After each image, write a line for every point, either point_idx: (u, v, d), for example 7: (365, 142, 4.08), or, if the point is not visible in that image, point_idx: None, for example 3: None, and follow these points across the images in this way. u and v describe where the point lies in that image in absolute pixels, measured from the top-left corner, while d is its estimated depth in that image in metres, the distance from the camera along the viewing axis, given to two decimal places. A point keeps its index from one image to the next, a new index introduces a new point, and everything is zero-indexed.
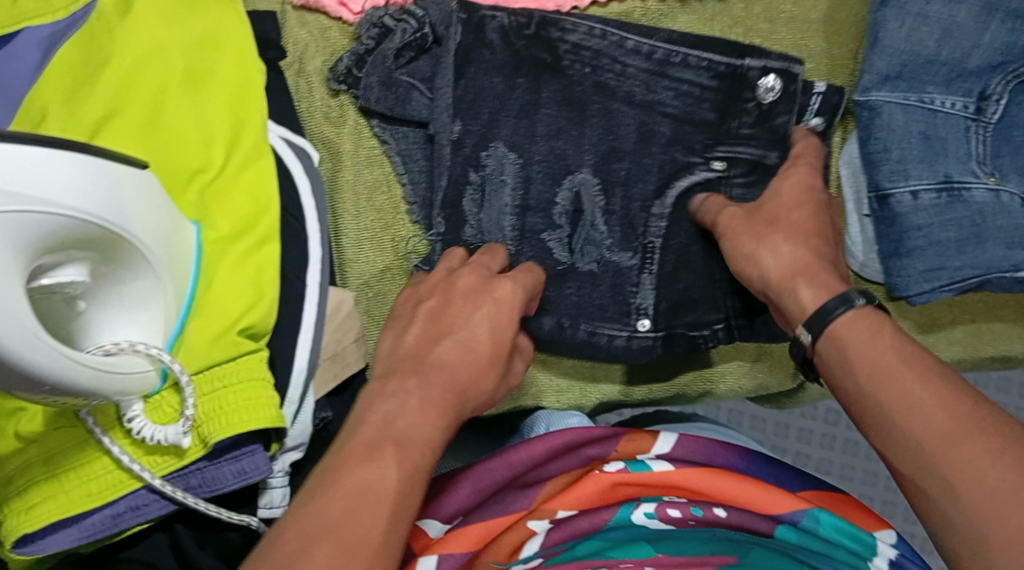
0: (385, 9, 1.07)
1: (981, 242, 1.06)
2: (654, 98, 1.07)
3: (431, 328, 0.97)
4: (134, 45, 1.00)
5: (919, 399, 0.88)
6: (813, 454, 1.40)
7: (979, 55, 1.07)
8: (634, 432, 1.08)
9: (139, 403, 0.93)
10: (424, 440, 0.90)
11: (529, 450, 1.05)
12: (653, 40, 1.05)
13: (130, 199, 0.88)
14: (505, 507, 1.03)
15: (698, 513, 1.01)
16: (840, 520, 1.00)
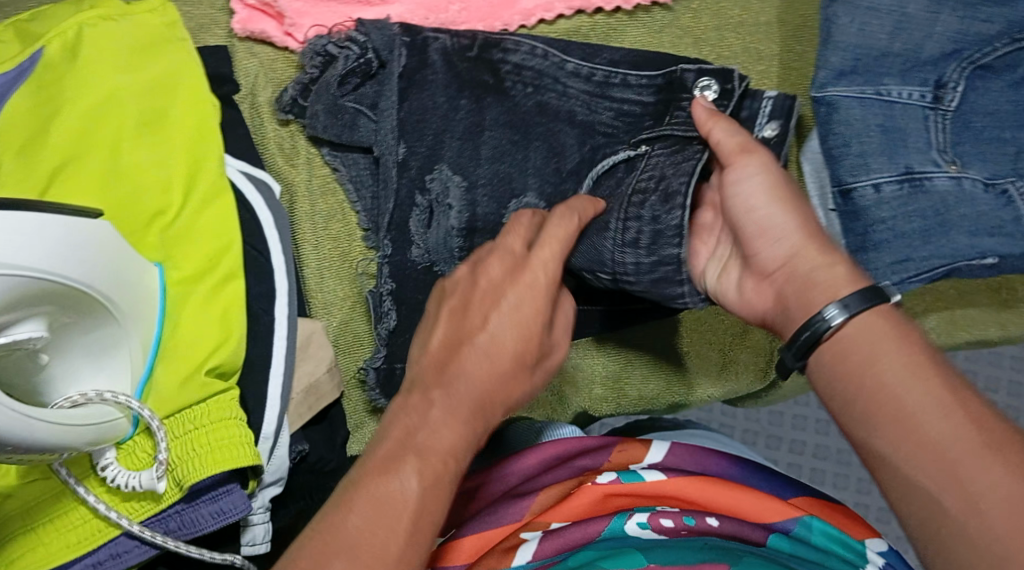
0: (328, 37, 1.07)
1: (946, 232, 1.06)
2: (595, 118, 1.08)
3: (457, 330, 0.91)
4: (85, 92, 1.00)
5: (930, 405, 0.84)
6: (809, 440, 1.40)
7: (932, 44, 1.07)
8: (626, 441, 1.05)
9: (112, 450, 0.94)
10: (447, 447, 0.87)
11: (521, 463, 1.04)
12: (593, 63, 1.08)
13: (86, 250, 0.88)
14: (496, 519, 1.00)
15: (691, 522, 0.98)
16: (833, 527, 0.97)
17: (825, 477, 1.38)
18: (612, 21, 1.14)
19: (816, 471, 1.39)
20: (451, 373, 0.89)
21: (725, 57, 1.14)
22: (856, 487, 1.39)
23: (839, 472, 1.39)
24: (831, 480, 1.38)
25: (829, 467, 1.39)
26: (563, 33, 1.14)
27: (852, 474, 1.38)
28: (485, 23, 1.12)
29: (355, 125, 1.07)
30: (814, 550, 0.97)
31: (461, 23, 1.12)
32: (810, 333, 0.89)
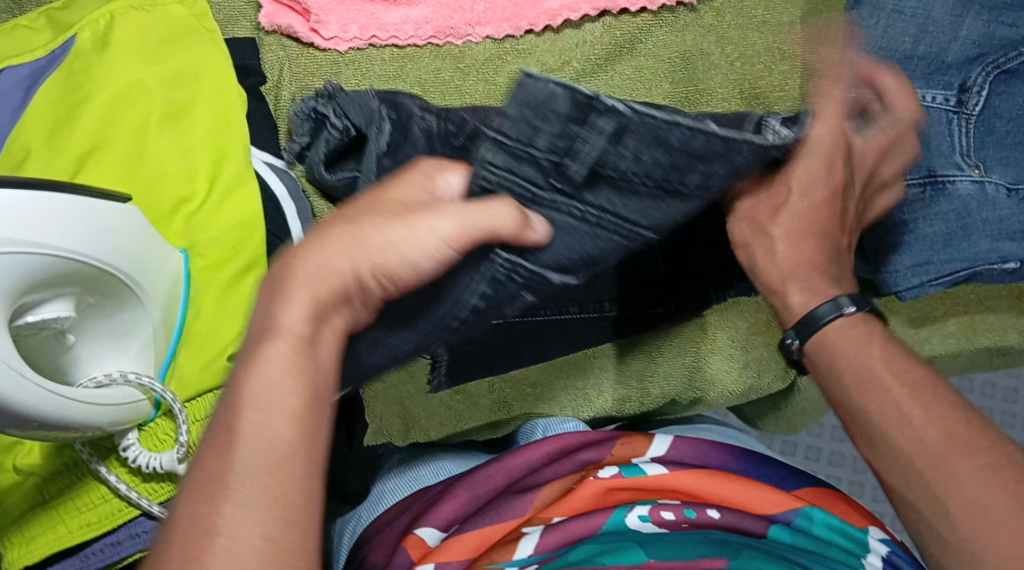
0: (316, 98, 1.04)
1: (969, 236, 1.06)
2: (586, 158, 0.82)
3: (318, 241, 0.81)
4: (115, 81, 1.02)
5: (912, 413, 0.87)
6: (825, 447, 1.39)
7: (956, 48, 1.07)
8: (629, 436, 1.06)
9: (134, 432, 0.95)
10: (296, 331, 0.77)
11: (525, 456, 1.04)
12: (577, 88, 0.79)
13: (115, 233, 0.90)
14: (500, 513, 1.01)
15: (691, 515, 0.99)
16: (833, 515, 0.99)
17: (841, 484, 1.38)
18: (638, 21, 1.15)
19: (832, 478, 1.38)
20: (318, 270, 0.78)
21: (748, 56, 1.14)
22: (872, 494, 1.38)
23: (854, 479, 1.38)
24: (846, 488, 1.38)
25: (845, 474, 1.38)
26: (585, 35, 1.15)
27: (867, 482, 1.38)
28: (511, 24, 1.14)
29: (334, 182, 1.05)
30: (815, 539, 0.99)
31: (487, 24, 1.14)
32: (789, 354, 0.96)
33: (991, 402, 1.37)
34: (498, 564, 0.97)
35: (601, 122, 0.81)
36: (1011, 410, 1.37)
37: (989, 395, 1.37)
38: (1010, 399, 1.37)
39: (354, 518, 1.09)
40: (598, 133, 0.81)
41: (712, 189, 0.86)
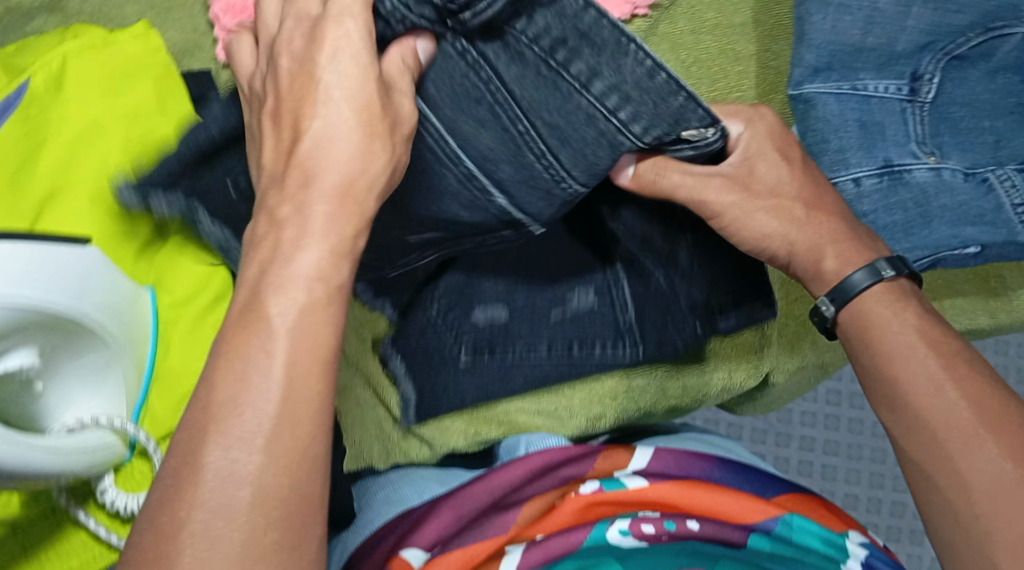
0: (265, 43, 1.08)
1: (929, 223, 1.06)
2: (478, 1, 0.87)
3: (282, 136, 0.88)
4: (70, 124, 1.01)
5: (921, 393, 0.92)
6: (819, 437, 1.39)
7: (905, 37, 1.08)
8: (610, 449, 1.07)
9: (109, 475, 0.95)
10: (312, 271, 0.83)
11: (506, 474, 1.04)
12: None
13: (77, 278, 0.89)
14: (483, 532, 1.01)
15: (672, 527, 0.99)
16: (811, 522, 1.01)
17: (837, 473, 1.38)
18: None
19: (828, 467, 1.38)
20: (306, 178, 0.86)
21: (703, 60, 1.15)
22: (869, 481, 1.38)
23: (850, 467, 1.38)
24: (843, 475, 1.38)
25: (840, 462, 1.38)
26: None
27: (864, 469, 1.38)
28: None
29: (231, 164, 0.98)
30: (794, 547, 1.00)
31: None
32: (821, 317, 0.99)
33: None
34: None
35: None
36: None
37: None
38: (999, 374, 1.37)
39: (341, 541, 1.08)
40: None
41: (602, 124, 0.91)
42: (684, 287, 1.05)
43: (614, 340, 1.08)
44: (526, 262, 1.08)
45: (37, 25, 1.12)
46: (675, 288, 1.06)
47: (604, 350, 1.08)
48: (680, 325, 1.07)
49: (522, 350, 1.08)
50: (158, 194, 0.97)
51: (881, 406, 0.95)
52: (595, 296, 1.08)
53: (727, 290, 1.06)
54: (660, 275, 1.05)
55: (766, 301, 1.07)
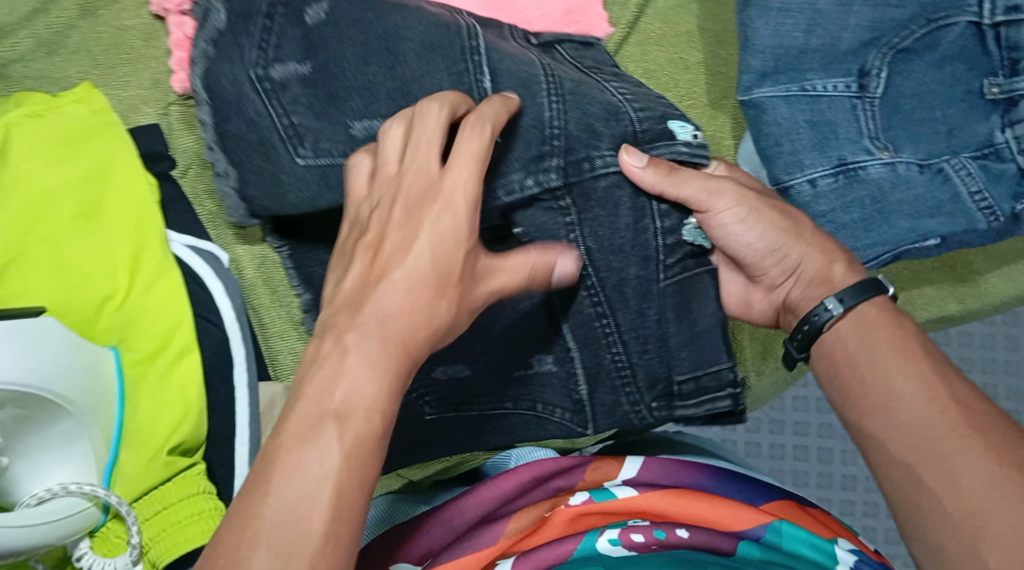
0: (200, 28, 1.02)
1: (887, 218, 1.06)
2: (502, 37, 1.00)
3: (372, 267, 0.89)
4: (19, 193, 1.01)
5: (899, 395, 0.91)
6: (813, 421, 1.36)
7: (848, 36, 1.07)
8: (601, 460, 1.06)
9: (85, 540, 0.96)
10: (365, 403, 0.84)
11: (497, 488, 1.03)
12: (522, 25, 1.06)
13: (29, 352, 0.90)
14: (472, 545, 0.99)
15: (661, 536, 0.98)
16: (801, 529, 0.98)
17: (833, 455, 1.35)
18: None
19: (824, 450, 1.35)
20: (364, 312, 0.87)
21: (652, 71, 1.15)
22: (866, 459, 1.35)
23: (846, 448, 1.35)
24: (839, 458, 1.35)
25: (836, 444, 1.35)
26: None
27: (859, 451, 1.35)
28: None
29: (257, 165, 1.01)
30: (784, 554, 0.98)
31: None
32: (810, 327, 0.97)
33: (968, 351, 1.36)
34: None
35: (576, 35, 1.06)
36: (991, 357, 1.36)
37: (966, 345, 1.36)
38: (987, 345, 1.36)
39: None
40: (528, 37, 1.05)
41: (598, 127, 0.98)
42: (644, 364, 1.03)
43: (573, 414, 1.06)
44: (486, 344, 1.05)
45: None
46: (633, 364, 1.03)
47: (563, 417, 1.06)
48: (636, 404, 1.04)
49: (491, 415, 1.07)
50: (219, 147, 1.03)
51: (861, 409, 0.93)
52: (554, 363, 1.05)
53: (686, 369, 1.03)
54: (624, 345, 1.03)
55: (729, 388, 1.03)
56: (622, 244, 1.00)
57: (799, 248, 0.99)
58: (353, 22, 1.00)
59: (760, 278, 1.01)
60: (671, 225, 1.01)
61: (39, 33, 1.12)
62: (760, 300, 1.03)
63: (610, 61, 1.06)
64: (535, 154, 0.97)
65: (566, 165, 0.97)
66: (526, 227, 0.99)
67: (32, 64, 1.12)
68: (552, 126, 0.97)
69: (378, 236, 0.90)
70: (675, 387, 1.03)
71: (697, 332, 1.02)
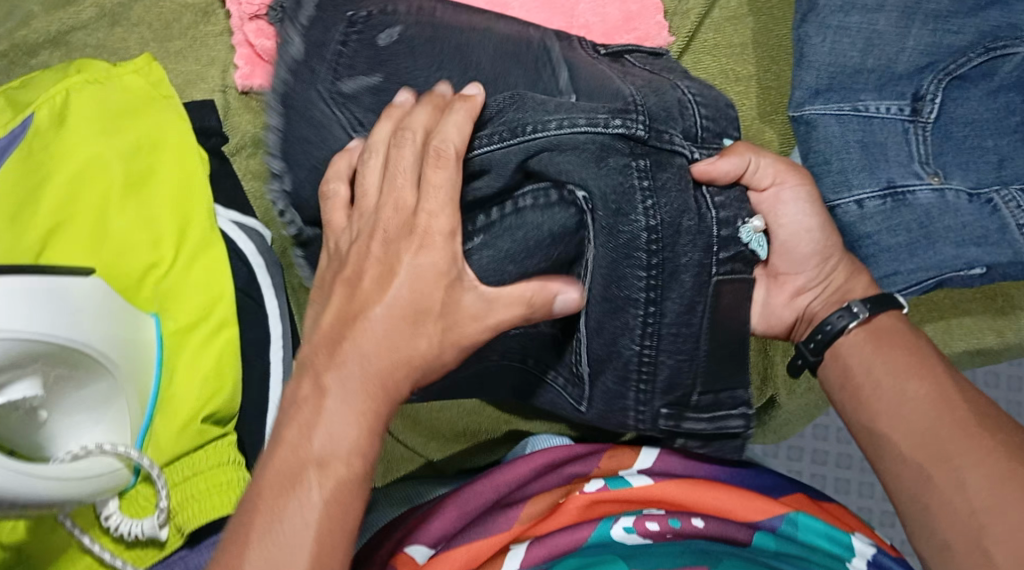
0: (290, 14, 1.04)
1: (932, 244, 1.06)
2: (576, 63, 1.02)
3: (350, 305, 0.88)
4: (75, 157, 1.03)
5: (910, 396, 0.92)
6: (832, 450, 1.33)
7: (905, 58, 1.08)
8: (615, 448, 1.06)
9: (115, 501, 0.97)
10: (346, 446, 0.84)
11: (512, 471, 1.04)
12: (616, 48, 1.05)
13: (77, 309, 0.91)
14: (486, 530, 1.00)
15: (676, 525, 0.98)
16: (816, 519, 0.98)
17: (851, 488, 1.32)
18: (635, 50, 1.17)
19: (841, 482, 1.32)
20: (342, 351, 0.86)
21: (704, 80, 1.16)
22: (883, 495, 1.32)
23: (864, 480, 1.32)
24: (857, 492, 1.32)
25: (854, 476, 1.32)
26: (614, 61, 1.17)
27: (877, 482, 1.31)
28: None
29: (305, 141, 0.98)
30: (798, 545, 0.98)
31: None
32: (824, 334, 0.97)
33: None
34: None
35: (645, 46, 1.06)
36: None
37: None
38: None
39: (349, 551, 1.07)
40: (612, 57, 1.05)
41: (676, 114, 0.96)
42: (669, 364, 0.97)
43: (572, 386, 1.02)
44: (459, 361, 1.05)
45: (42, 59, 1.15)
46: (657, 360, 0.97)
47: (562, 386, 1.03)
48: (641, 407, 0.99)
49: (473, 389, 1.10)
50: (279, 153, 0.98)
51: (873, 416, 0.93)
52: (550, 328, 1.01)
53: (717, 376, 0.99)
54: (657, 338, 0.96)
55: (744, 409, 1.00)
56: (686, 225, 0.94)
57: (840, 258, 1.01)
58: (426, 45, 1.00)
59: (787, 279, 1.02)
60: (726, 217, 0.97)
61: (103, 3, 1.16)
62: (783, 303, 1.02)
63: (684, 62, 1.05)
64: (622, 107, 0.93)
65: (652, 126, 0.93)
66: (591, 190, 0.93)
67: (93, 33, 1.16)
68: (633, 98, 0.95)
69: (357, 270, 0.89)
70: (693, 398, 0.99)
71: (728, 335, 0.98)
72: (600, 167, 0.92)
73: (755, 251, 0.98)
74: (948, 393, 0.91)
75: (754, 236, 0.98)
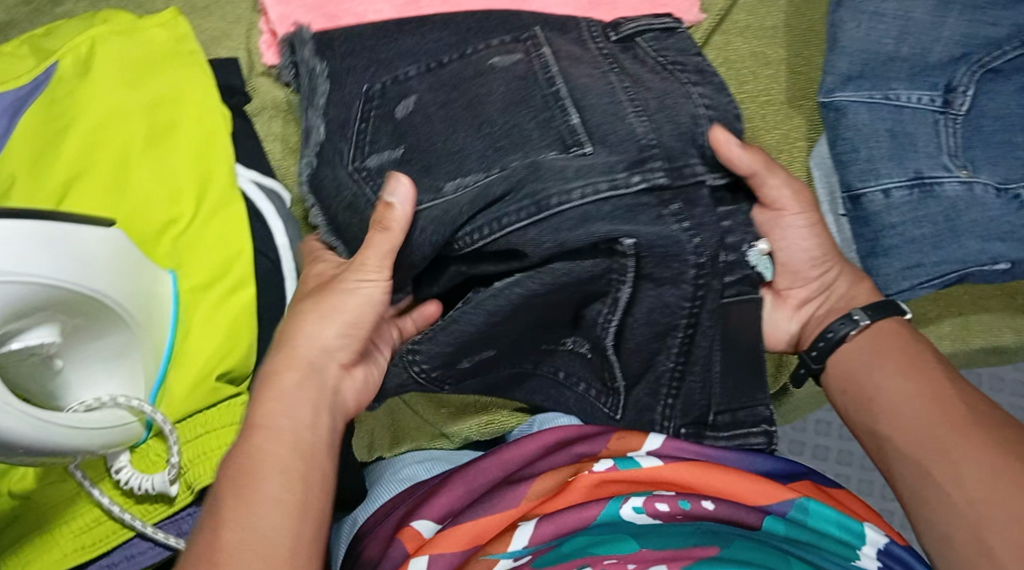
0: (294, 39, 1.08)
1: (957, 237, 1.05)
2: (586, 57, 1.01)
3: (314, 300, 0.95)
4: (97, 109, 1.02)
5: (905, 401, 0.93)
6: (833, 445, 1.32)
7: (939, 49, 1.07)
8: (624, 430, 1.04)
9: (126, 454, 0.97)
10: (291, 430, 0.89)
11: (520, 449, 1.04)
12: (632, 23, 1.03)
13: (98, 259, 0.91)
14: (495, 505, 1.00)
15: (686, 506, 0.97)
16: (828, 507, 0.97)
17: (849, 484, 1.31)
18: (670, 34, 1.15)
19: (840, 477, 1.31)
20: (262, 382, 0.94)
21: (733, 62, 1.15)
22: (882, 493, 1.30)
23: (864, 478, 1.31)
24: (856, 487, 1.30)
25: (854, 473, 1.31)
26: None
27: (876, 481, 1.31)
28: None
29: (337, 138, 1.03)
30: (809, 531, 0.97)
31: None
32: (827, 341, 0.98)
33: None
34: (493, 555, 0.96)
35: (657, 22, 1.04)
36: None
37: None
38: None
39: (352, 520, 1.08)
40: (634, 39, 1.03)
41: (692, 131, 0.98)
42: (693, 381, 1.02)
43: (598, 391, 1.06)
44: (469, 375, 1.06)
45: (68, 9, 1.14)
46: (684, 374, 1.02)
47: (593, 396, 1.06)
48: (667, 414, 1.03)
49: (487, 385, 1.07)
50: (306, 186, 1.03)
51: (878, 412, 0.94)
52: (590, 350, 1.04)
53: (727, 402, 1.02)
54: (687, 356, 1.01)
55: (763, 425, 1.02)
56: (710, 244, 0.96)
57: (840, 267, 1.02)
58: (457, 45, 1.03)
59: (791, 294, 1.04)
60: (735, 242, 0.99)
61: None
62: (786, 317, 1.04)
63: (694, 49, 1.02)
64: (637, 157, 0.96)
65: (670, 169, 0.96)
66: (640, 237, 0.95)
67: None
68: (647, 138, 0.96)
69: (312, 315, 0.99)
70: (711, 416, 1.03)
71: (743, 361, 1.01)
72: (635, 224, 0.95)
73: (761, 273, 1.01)
74: (945, 396, 0.92)
75: (760, 258, 1.00)
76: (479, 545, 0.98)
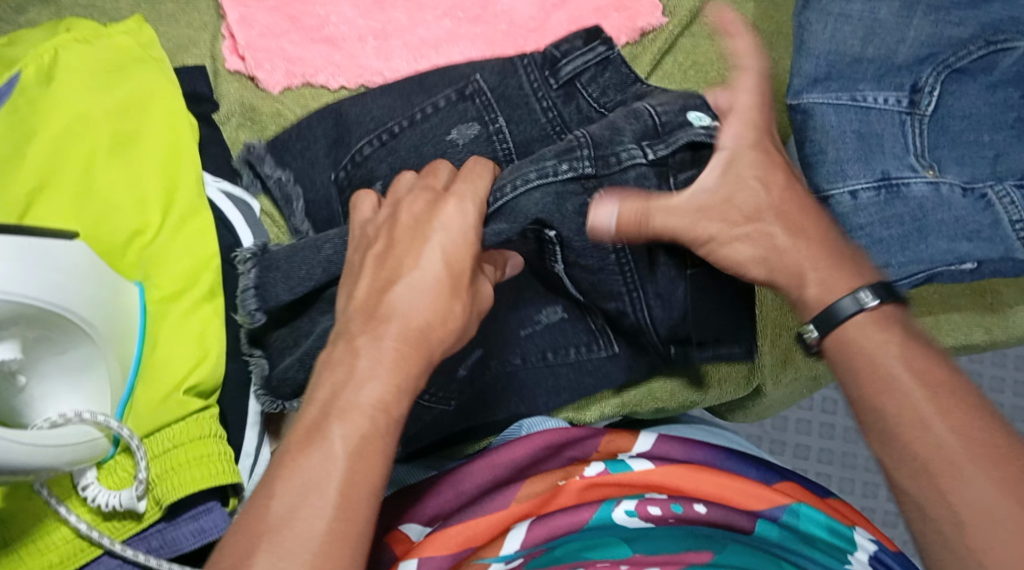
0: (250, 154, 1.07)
1: (925, 237, 1.04)
2: (526, 99, 1.03)
3: (381, 272, 0.90)
4: (59, 120, 1.00)
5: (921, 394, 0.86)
6: (813, 444, 1.32)
7: (905, 50, 1.07)
8: (614, 432, 1.05)
9: (92, 470, 0.96)
10: (374, 399, 0.84)
11: (509, 452, 1.01)
12: (567, 57, 1.02)
13: (63, 272, 0.89)
14: (484, 508, 0.98)
15: (678, 510, 0.97)
16: (819, 510, 0.97)
17: (830, 482, 1.31)
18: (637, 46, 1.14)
19: (821, 476, 1.31)
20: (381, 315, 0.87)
21: (701, 64, 1.15)
22: (862, 491, 1.31)
23: (844, 476, 1.31)
24: (837, 486, 1.31)
25: (834, 471, 1.31)
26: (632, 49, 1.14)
27: (858, 478, 1.31)
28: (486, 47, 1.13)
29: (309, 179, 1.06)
30: (800, 534, 0.97)
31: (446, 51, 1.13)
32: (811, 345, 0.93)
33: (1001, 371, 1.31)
34: (485, 560, 0.96)
35: (591, 58, 1.03)
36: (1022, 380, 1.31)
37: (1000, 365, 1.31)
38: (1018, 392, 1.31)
39: None
40: (582, 63, 1.02)
41: (620, 124, 0.97)
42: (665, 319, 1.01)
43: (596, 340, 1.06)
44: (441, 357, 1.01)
45: (29, 17, 1.13)
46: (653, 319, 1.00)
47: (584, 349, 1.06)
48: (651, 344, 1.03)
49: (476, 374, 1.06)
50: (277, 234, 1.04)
51: None
52: (564, 310, 1.05)
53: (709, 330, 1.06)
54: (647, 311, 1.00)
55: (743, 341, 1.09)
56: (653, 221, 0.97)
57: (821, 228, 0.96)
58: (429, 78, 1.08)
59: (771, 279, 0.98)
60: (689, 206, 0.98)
61: None
62: None
63: (631, 79, 1.03)
64: (569, 146, 0.95)
65: (598, 156, 0.95)
66: (564, 229, 0.96)
67: None
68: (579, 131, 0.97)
69: (387, 242, 0.91)
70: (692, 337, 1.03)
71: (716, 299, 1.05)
72: (564, 211, 0.95)
73: None
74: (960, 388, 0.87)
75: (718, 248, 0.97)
76: (473, 548, 0.97)
